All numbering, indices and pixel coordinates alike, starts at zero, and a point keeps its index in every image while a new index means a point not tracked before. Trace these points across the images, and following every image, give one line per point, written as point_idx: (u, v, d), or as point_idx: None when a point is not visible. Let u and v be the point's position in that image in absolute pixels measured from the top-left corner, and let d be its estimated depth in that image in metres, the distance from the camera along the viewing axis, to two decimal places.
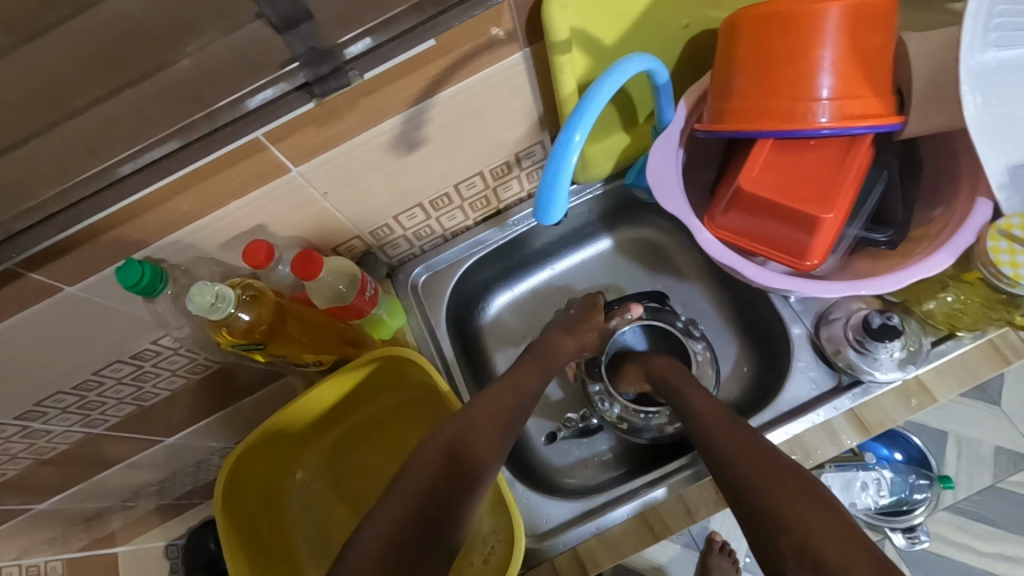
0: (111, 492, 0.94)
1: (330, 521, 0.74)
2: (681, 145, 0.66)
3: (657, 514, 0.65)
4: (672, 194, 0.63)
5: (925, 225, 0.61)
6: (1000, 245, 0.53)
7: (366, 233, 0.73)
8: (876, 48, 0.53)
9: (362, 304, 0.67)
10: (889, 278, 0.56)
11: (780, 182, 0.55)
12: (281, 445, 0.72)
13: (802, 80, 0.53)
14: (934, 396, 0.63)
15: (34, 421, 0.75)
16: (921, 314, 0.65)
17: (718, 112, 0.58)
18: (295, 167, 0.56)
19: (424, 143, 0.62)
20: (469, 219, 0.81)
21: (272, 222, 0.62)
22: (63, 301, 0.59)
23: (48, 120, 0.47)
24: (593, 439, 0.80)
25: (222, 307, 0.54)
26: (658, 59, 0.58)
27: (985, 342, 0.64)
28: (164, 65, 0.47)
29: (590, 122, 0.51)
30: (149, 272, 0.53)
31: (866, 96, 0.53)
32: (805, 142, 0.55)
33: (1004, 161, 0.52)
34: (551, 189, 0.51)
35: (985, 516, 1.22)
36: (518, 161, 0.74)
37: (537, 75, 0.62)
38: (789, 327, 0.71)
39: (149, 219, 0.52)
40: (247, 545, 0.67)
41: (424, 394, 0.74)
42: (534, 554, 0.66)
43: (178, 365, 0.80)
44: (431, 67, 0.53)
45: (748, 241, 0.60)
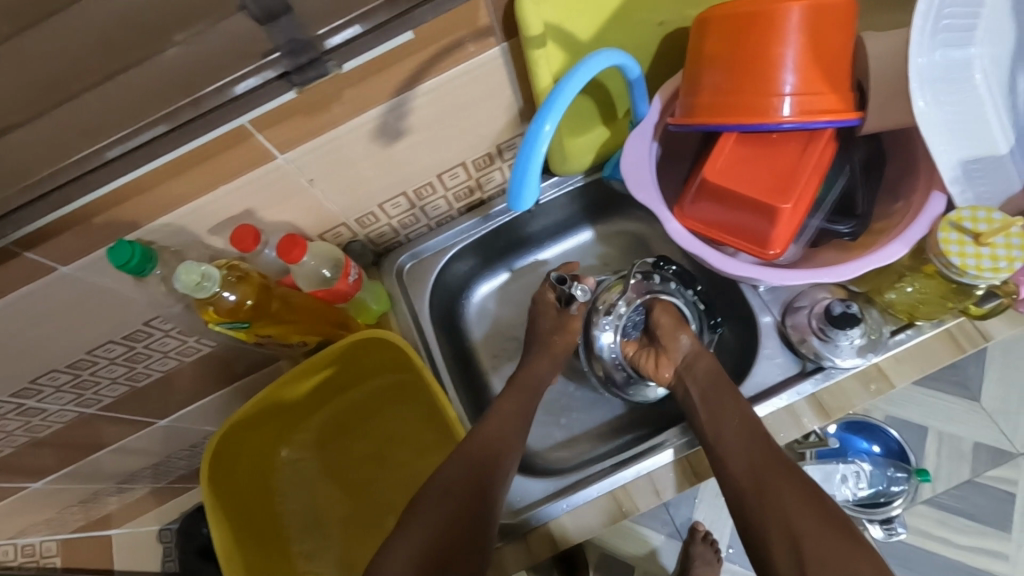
0: (102, 473, 1.03)
1: (317, 497, 0.77)
2: (655, 138, 0.68)
3: (626, 493, 0.68)
4: (645, 186, 0.65)
5: (885, 218, 0.64)
6: (951, 237, 0.55)
7: (352, 221, 0.76)
8: (836, 47, 0.56)
9: (346, 288, 0.69)
10: (848, 267, 0.59)
11: (744, 174, 0.58)
12: (270, 423, 0.75)
13: (766, 76, 0.55)
14: (891, 382, 0.66)
15: (30, 399, 0.78)
16: (882, 304, 0.68)
17: (688, 106, 0.61)
18: (281, 154, 0.59)
19: (407, 133, 0.65)
20: (453, 208, 0.84)
21: (259, 207, 0.65)
22: (57, 280, 0.62)
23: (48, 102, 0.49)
24: (571, 422, 0.83)
25: (207, 286, 0.56)
26: (630, 55, 0.60)
27: (943, 331, 0.66)
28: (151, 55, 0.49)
29: (559, 111, 0.53)
30: (138, 252, 0.56)
31: (826, 92, 0.56)
32: (769, 136, 0.58)
33: (957, 156, 0.55)
34: (521, 174, 0.54)
35: (963, 510, 1.25)
36: (500, 152, 0.77)
37: (515, 69, 0.64)
38: (759, 316, 0.73)
39: (140, 201, 0.56)
40: (236, 517, 0.70)
41: (409, 377, 0.77)
42: (508, 531, 0.68)
43: (170, 347, 0.82)
44: (410, 59, 0.56)
45: (715, 231, 0.63)
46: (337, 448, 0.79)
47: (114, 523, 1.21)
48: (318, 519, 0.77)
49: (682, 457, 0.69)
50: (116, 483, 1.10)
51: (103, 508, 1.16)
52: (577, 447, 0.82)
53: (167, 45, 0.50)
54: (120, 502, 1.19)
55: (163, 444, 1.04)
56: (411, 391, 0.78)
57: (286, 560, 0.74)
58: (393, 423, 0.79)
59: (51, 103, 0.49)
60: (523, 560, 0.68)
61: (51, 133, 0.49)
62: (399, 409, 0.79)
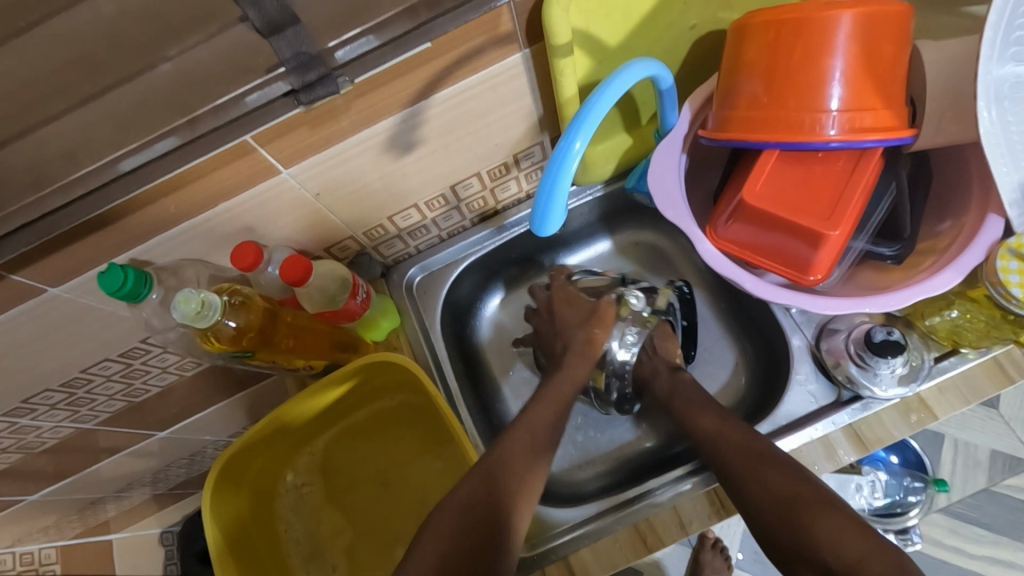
0: (102, 482, 1.00)
1: (321, 525, 0.73)
2: (685, 150, 0.64)
3: (650, 525, 0.64)
4: (675, 203, 0.61)
5: (931, 238, 0.60)
6: (1009, 264, 0.52)
7: (360, 234, 0.71)
8: (889, 59, 0.51)
9: (354, 307, 0.66)
10: (896, 295, 0.55)
11: (784, 195, 0.54)
12: (273, 447, 0.71)
13: (812, 90, 0.51)
14: (934, 414, 0.62)
15: (23, 417, 0.74)
16: (924, 329, 0.64)
17: (723, 120, 0.56)
18: (286, 169, 0.55)
19: (420, 145, 0.60)
20: (466, 219, 0.79)
21: (261, 224, 0.61)
22: (47, 302, 0.58)
23: (22, 125, 0.45)
24: (588, 442, 0.80)
25: (208, 315, 0.53)
26: (664, 64, 0.55)
27: (989, 359, 0.62)
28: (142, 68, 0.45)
29: (591, 129, 0.49)
30: (131, 278, 0.52)
31: (877, 108, 0.51)
32: (813, 154, 0.53)
33: (1018, 178, 0.51)
34: (547, 199, 0.50)
35: (979, 519, 1.22)
36: (517, 162, 0.72)
37: (537, 76, 0.60)
38: (789, 338, 0.70)
39: (135, 219, 0.51)
40: (236, 547, 0.66)
41: (421, 398, 0.73)
42: (527, 563, 0.66)
43: (169, 363, 0.78)
44: (426, 69, 0.51)
45: (751, 253, 0.59)
46: (342, 473, 0.75)
47: (113, 528, 1.20)
48: (323, 548, 0.73)
49: (709, 487, 0.65)
50: (114, 491, 1.08)
51: (101, 516, 1.15)
52: (595, 472, 0.78)
53: (157, 59, 0.45)
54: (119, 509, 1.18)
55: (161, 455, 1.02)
56: (421, 412, 0.74)
57: None
58: (402, 445, 0.75)
59: (24, 126, 0.45)
60: None
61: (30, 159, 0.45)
62: (409, 431, 0.75)
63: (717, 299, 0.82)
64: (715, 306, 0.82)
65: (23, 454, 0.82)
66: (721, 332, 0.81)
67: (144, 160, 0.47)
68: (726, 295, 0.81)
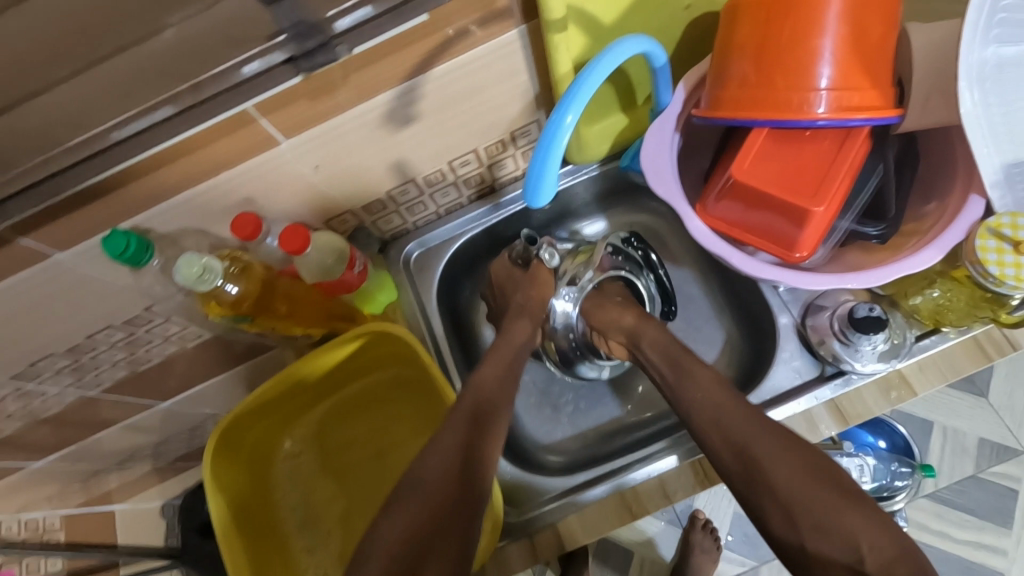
0: (107, 451, 1.03)
1: (316, 492, 0.76)
2: (678, 130, 0.65)
3: (635, 495, 0.67)
4: (666, 180, 0.62)
5: (917, 220, 0.61)
6: (988, 244, 0.53)
7: (358, 208, 0.73)
8: (878, 40, 0.52)
9: (351, 279, 0.68)
10: (876, 272, 0.56)
11: (771, 174, 0.55)
12: (270, 415, 0.73)
13: (802, 69, 0.52)
14: (913, 390, 0.64)
15: (29, 382, 0.78)
16: (907, 309, 0.65)
17: (716, 99, 0.57)
18: (285, 140, 0.56)
19: (417, 119, 0.62)
20: (463, 196, 0.81)
21: (261, 195, 0.62)
22: (50, 268, 0.59)
23: (35, 84, 0.48)
24: (578, 416, 0.82)
25: (210, 280, 0.54)
26: (657, 42, 0.56)
27: (969, 339, 0.64)
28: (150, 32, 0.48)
29: (581, 104, 0.50)
30: (134, 243, 0.53)
31: (864, 88, 0.52)
32: (802, 132, 0.54)
33: (999, 160, 0.52)
34: (539, 170, 0.51)
35: (964, 505, 1.25)
36: (513, 140, 0.73)
37: (533, 53, 0.61)
38: (777, 317, 0.71)
39: (138, 187, 0.53)
40: (233, 508, 0.69)
41: (415, 371, 0.75)
42: (517, 528, 0.69)
43: (171, 332, 0.80)
44: (423, 42, 0.52)
45: (740, 231, 0.60)
46: (336, 443, 0.77)
47: (115, 499, 1.21)
48: (317, 515, 0.75)
49: (694, 459, 0.67)
50: (117, 462, 1.11)
51: (104, 485, 1.18)
52: (582, 442, 0.80)
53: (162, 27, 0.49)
54: (121, 481, 1.21)
55: (164, 426, 1.04)
56: (414, 385, 0.76)
57: (283, 557, 0.73)
58: (394, 416, 0.77)
59: (38, 88, 0.48)
60: (527, 559, 0.67)
61: (41, 120, 0.49)
62: (400, 403, 0.77)
63: (708, 279, 0.83)
64: (705, 286, 0.83)
65: (30, 420, 0.84)
66: (711, 312, 0.82)
67: (149, 126, 0.49)
68: (716, 274, 0.82)
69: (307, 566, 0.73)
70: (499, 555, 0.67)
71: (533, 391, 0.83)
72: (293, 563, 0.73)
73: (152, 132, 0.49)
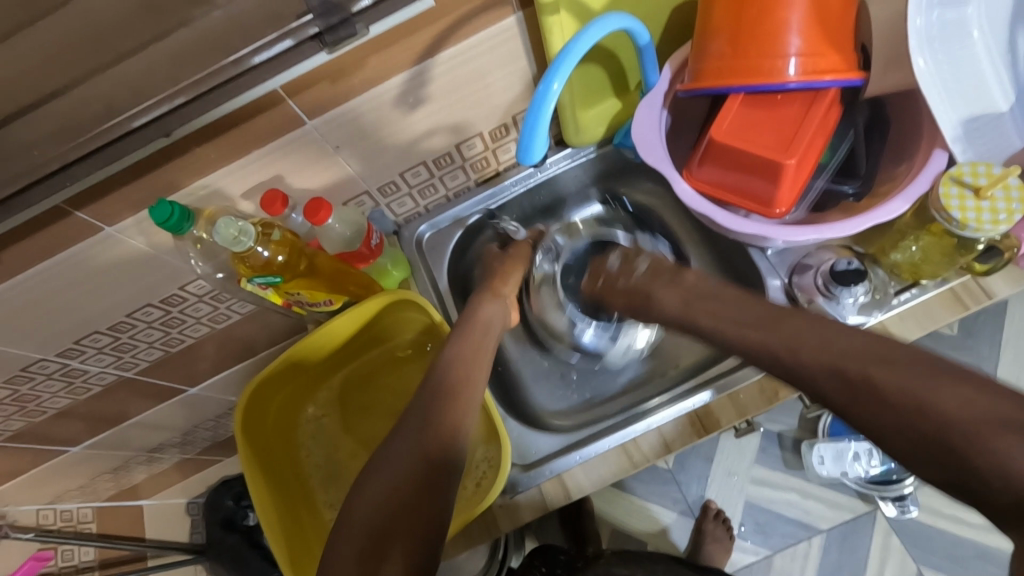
0: (137, 437, 1.09)
1: (338, 450, 0.83)
2: (665, 106, 0.71)
3: (637, 445, 0.72)
4: (655, 149, 0.67)
5: (890, 179, 0.66)
6: (951, 191, 0.57)
7: (374, 189, 0.79)
8: (839, 9, 0.58)
9: (366, 251, 0.75)
10: (853, 222, 0.61)
11: (750, 136, 0.60)
12: (294, 381, 0.81)
13: (771, 37, 0.57)
14: (896, 339, 0.68)
15: (73, 360, 0.82)
16: (888, 265, 0.69)
17: (697, 72, 0.63)
18: (309, 121, 0.62)
19: (427, 101, 0.68)
20: (470, 179, 0.87)
21: (287, 173, 0.68)
22: (103, 240, 0.64)
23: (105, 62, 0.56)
24: (581, 383, 0.86)
25: (244, 242, 0.62)
26: (639, 20, 0.63)
27: (947, 291, 0.68)
28: (198, 17, 0.56)
29: (567, 73, 0.57)
30: (177, 211, 0.59)
31: (829, 53, 0.58)
32: (775, 96, 0.60)
33: (956, 115, 0.58)
34: (530, 133, 0.58)
35: None
36: (515, 123, 0.80)
37: (530, 38, 0.67)
38: (767, 279, 0.76)
39: (181, 162, 0.59)
40: (263, 463, 0.76)
41: (426, 335, 0.83)
42: (523, 481, 0.72)
43: (203, 313, 0.85)
44: (432, 26, 0.59)
45: (723, 192, 0.66)
46: (356, 406, 0.85)
47: (142, 495, 1.30)
48: (339, 471, 0.82)
49: (690, 410, 0.72)
50: (145, 452, 1.16)
51: (133, 477, 1.23)
52: (585, 407, 0.85)
53: (213, 9, 0.56)
54: (148, 474, 1.26)
55: (191, 414, 1.10)
56: (426, 351, 0.84)
57: (309, 506, 0.80)
58: (411, 382, 0.84)
59: (111, 62, 0.55)
60: (537, 509, 0.71)
61: (103, 94, 0.55)
62: (415, 369, 0.84)
63: (705, 254, 0.88)
64: (702, 260, 0.88)
65: (72, 400, 0.90)
66: None
67: (192, 99, 0.55)
68: (711, 248, 0.87)
69: (330, 517, 0.80)
70: (509, 507, 0.71)
71: (540, 362, 0.88)
72: (319, 514, 0.80)
73: (192, 106, 0.55)
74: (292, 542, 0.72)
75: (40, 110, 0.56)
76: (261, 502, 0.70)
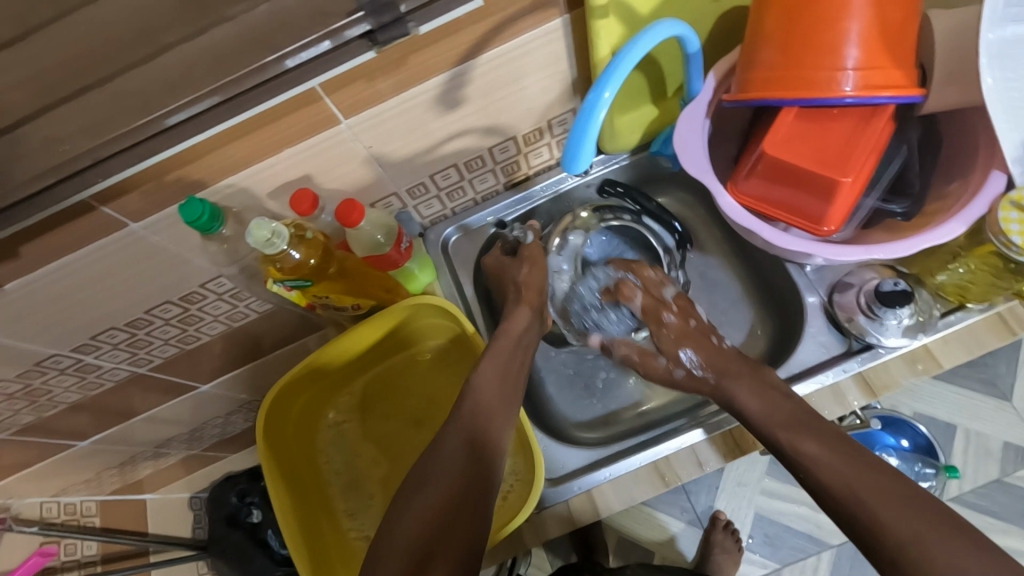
0: (144, 433, 1.07)
1: (358, 458, 0.81)
2: (708, 115, 0.69)
3: (668, 464, 0.70)
4: (698, 161, 0.65)
5: (940, 199, 0.64)
6: (1011, 215, 0.56)
7: (403, 191, 0.77)
8: (900, 22, 0.55)
9: (397, 255, 0.73)
10: (906, 243, 0.59)
11: (801, 150, 0.59)
12: (316, 385, 0.79)
13: (829, 49, 0.55)
14: (939, 362, 0.67)
15: (87, 355, 0.80)
16: (933, 286, 0.68)
17: (746, 83, 0.61)
18: (345, 120, 0.60)
19: (464, 102, 0.66)
20: (499, 183, 0.84)
21: (317, 173, 0.66)
22: (127, 237, 0.62)
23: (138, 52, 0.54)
24: (606, 395, 0.84)
25: (277, 243, 0.60)
26: (689, 27, 0.61)
27: (992, 315, 0.67)
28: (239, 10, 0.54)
29: (619, 82, 0.55)
30: (207, 210, 0.57)
31: (888, 68, 0.56)
32: (829, 110, 0.58)
33: (1021, 136, 0.55)
34: (578, 143, 0.56)
35: (990, 509, 1.20)
36: (550, 127, 0.77)
37: (574, 41, 0.65)
38: (805, 296, 0.74)
39: (212, 160, 0.57)
40: (284, 470, 0.74)
41: (452, 341, 0.81)
42: (550, 496, 0.70)
43: (222, 311, 0.83)
44: (477, 27, 0.57)
45: (769, 207, 0.64)
46: (378, 412, 0.83)
47: (147, 489, 1.28)
48: (359, 479, 0.80)
49: (725, 429, 0.70)
50: (152, 448, 1.14)
51: (138, 472, 1.22)
52: (612, 421, 0.83)
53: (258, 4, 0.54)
54: (153, 469, 1.25)
55: (200, 410, 1.08)
56: (451, 359, 0.82)
57: (329, 515, 0.78)
58: (434, 389, 0.83)
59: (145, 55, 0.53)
60: (564, 526, 0.70)
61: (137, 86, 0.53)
62: (440, 376, 0.83)
63: (738, 267, 0.86)
64: (734, 273, 0.86)
65: (83, 395, 0.88)
66: (740, 296, 0.85)
67: (229, 96, 0.53)
68: (745, 261, 0.85)
69: (350, 527, 0.78)
70: (536, 522, 0.70)
71: (565, 370, 0.86)
72: (338, 523, 0.78)
73: (230, 105, 0.53)
74: (313, 552, 0.70)
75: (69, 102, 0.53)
76: (282, 510, 0.68)
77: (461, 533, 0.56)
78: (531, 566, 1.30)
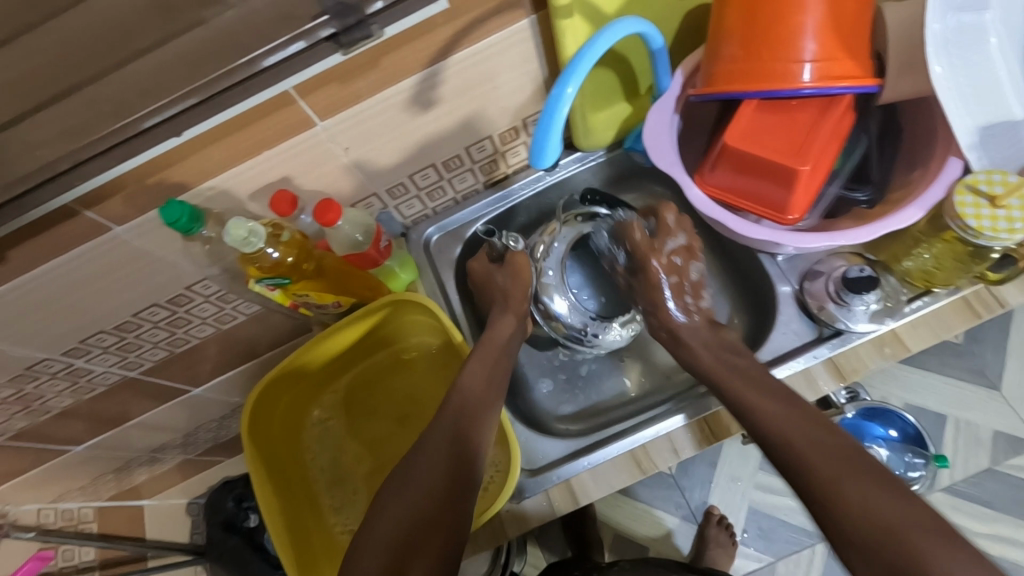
0: (138, 438, 1.08)
1: (343, 455, 0.83)
2: (676, 111, 0.70)
3: (645, 452, 0.71)
4: (667, 155, 0.67)
5: (903, 186, 0.65)
6: (966, 199, 0.57)
7: (383, 191, 0.78)
8: (854, 15, 0.57)
9: (376, 253, 0.75)
10: (867, 229, 0.61)
11: (764, 141, 0.60)
12: (301, 384, 0.81)
13: (787, 42, 0.57)
14: (907, 346, 0.68)
15: (78, 359, 0.81)
16: (900, 272, 0.69)
17: (710, 76, 0.62)
18: (320, 122, 0.62)
19: (438, 103, 0.68)
20: (478, 182, 0.86)
21: (296, 174, 0.68)
22: (112, 240, 0.64)
23: (117, 59, 0.56)
24: (586, 387, 0.86)
25: (253, 242, 0.62)
26: (652, 24, 0.62)
27: (958, 299, 0.68)
28: (214, 16, 0.56)
29: (580, 78, 0.57)
30: (187, 212, 0.59)
31: (844, 59, 0.58)
32: (789, 102, 0.60)
33: (972, 122, 0.57)
34: (543, 137, 0.58)
35: (981, 497, 1.21)
36: (525, 126, 0.79)
37: (543, 41, 0.67)
38: (778, 285, 0.75)
39: (191, 162, 0.59)
40: (270, 467, 0.76)
41: (433, 338, 0.83)
42: (529, 486, 0.71)
43: (209, 313, 0.84)
44: (446, 28, 0.59)
45: (735, 197, 0.66)
46: (363, 409, 0.85)
47: (144, 495, 1.29)
48: (346, 475, 0.82)
49: (699, 417, 0.71)
50: (148, 453, 1.16)
51: (135, 477, 1.23)
52: (590, 414, 0.84)
53: (227, 8, 0.57)
54: (150, 474, 1.26)
55: (193, 414, 1.10)
56: (433, 355, 0.84)
57: (316, 512, 0.79)
58: (417, 385, 0.84)
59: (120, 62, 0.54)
60: (544, 515, 0.71)
61: (116, 92, 0.55)
62: (425, 373, 0.84)
63: (714, 261, 0.87)
64: (712, 267, 0.87)
65: (75, 400, 0.90)
66: (718, 289, 0.86)
67: (203, 100, 0.55)
68: (721, 254, 0.87)
69: (337, 522, 0.80)
70: (517, 513, 0.71)
71: (548, 363, 0.88)
72: (325, 519, 0.79)
73: (204, 106, 0.55)
74: (298, 547, 0.72)
75: (50, 110, 0.55)
76: (266, 506, 0.70)
77: (442, 534, 0.57)
78: (527, 564, 1.31)
